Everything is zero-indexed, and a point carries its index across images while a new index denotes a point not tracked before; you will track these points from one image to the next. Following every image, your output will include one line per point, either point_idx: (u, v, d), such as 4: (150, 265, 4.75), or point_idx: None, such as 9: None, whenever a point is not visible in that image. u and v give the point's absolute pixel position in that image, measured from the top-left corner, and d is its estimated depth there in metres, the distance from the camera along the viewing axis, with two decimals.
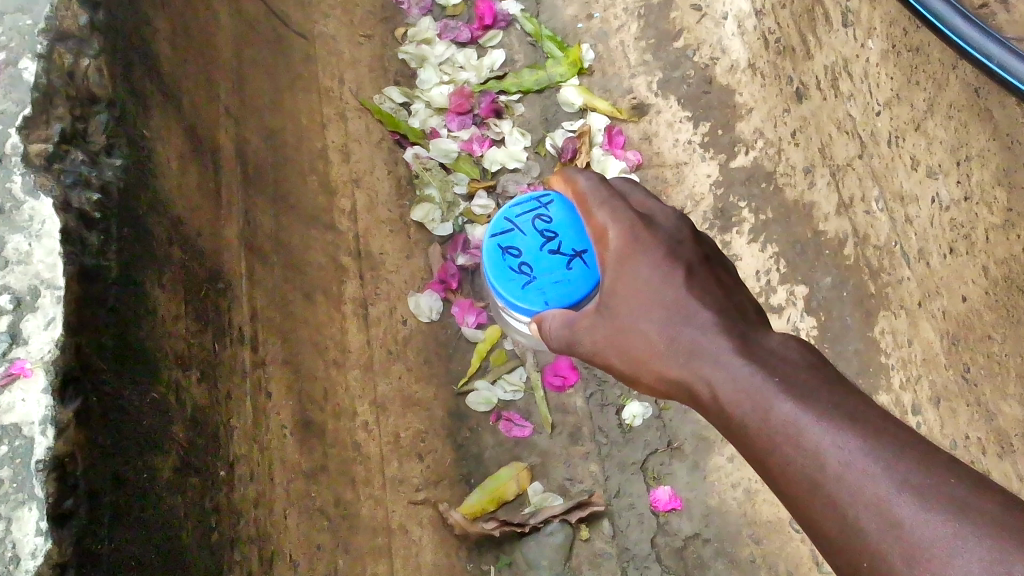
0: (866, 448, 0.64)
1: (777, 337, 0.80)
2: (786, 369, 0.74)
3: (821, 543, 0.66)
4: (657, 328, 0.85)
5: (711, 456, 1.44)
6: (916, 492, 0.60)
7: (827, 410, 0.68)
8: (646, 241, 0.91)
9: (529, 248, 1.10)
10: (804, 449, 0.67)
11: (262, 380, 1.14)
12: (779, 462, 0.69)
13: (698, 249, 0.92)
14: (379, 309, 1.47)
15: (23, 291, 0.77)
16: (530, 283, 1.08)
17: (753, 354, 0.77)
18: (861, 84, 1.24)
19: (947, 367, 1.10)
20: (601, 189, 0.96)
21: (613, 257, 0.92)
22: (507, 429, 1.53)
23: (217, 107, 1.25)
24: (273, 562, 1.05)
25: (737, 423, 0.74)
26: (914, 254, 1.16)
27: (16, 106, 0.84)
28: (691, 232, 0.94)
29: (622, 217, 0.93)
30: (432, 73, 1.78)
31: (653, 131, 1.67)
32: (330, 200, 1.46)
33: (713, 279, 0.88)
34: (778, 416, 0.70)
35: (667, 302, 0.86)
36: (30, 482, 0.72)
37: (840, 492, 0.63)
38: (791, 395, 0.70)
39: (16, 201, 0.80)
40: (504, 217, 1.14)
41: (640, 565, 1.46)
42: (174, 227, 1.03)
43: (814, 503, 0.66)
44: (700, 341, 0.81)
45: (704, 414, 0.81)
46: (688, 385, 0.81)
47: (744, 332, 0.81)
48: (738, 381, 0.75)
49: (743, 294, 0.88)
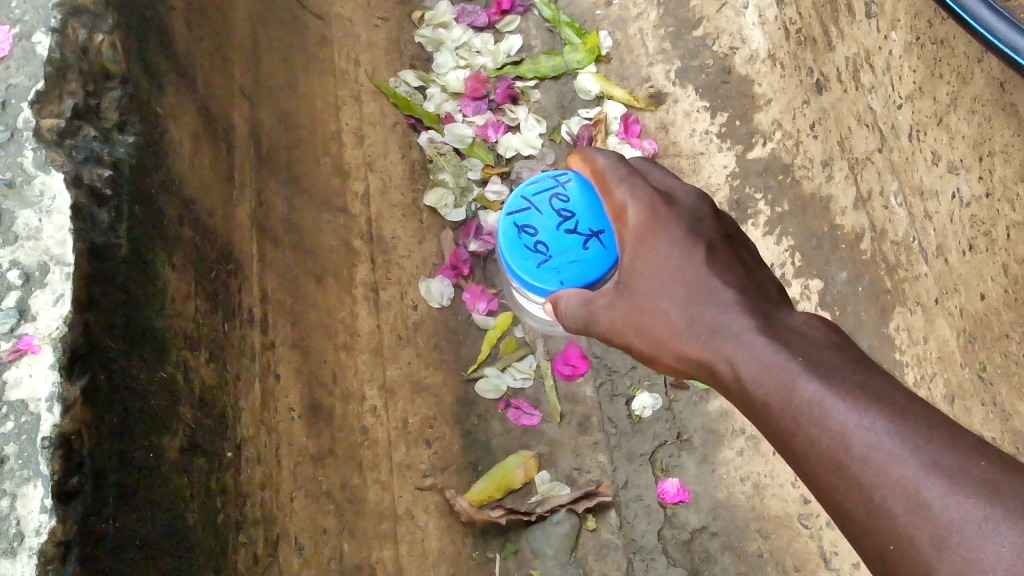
0: (894, 429, 0.63)
1: (799, 316, 0.79)
2: (810, 348, 0.73)
3: (846, 525, 0.65)
4: (677, 308, 0.84)
5: (720, 449, 1.44)
6: (945, 474, 0.59)
7: (852, 389, 0.67)
8: (665, 219, 0.91)
9: (546, 228, 1.07)
10: (829, 430, 0.66)
11: (271, 362, 1.14)
12: (803, 443, 0.69)
13: (718, 228, 0.92)
14: (389, 293, 1.46)
15: (32, 266, 0.77)
16: (546, 263, 1.07)
17: (776, 332, 0.76)
18: (883, 76, 1.20)
19: (963, 365, 1.09)
20: (619, 167, 0.97)
21: (633, 235, 0.92)
22: (516, 417, 1.52)
23: (232, 87, 1.24)
24: (278, 545, 1.05)
25: (760, 403, 0.74)
26: (932, 250, 1.13)
27: (29, 80, 0.83)
28: (711, 209, 0.94)
29: (642, 194, 0.93)
30: (448, 57, 1.76)
31: (670, 120, 1.66)
32: (343, 183, 1.45)
33: (734, 258, 0.88)
34: (801, 396, 0.69)
35: (688, 282, 0.85)
36: (35, 459, 0.71)
37: (866, 473, 0.63)
38: (815, 374, 0.70)
39: (27, 175, 0.80)
40: (522, 194, 1.11)
41: (646, 557, 1.45)
42: (185, 206, 1.02)
43: (838, 485, 0.65)
44: (722, 319, 0.80)
45: (726, 394, 0.80)
46: (709, 364, 0.80)
47: (766, 311, 0.80)
48: (761, 360, 0.74)
49: (765, 272, 0.88)
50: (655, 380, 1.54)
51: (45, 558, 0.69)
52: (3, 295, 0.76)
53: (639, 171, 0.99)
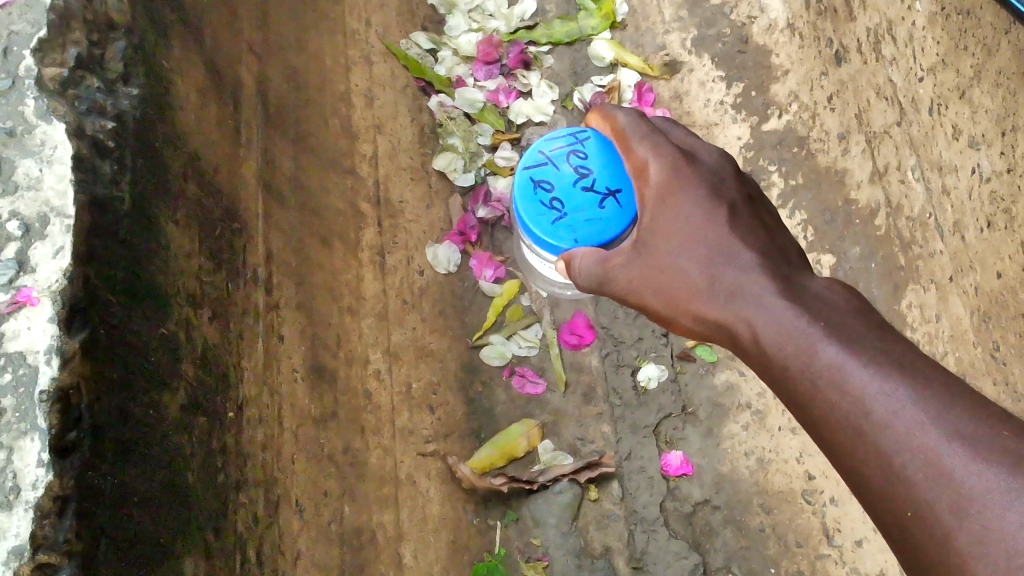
0: (916, 396, 0.62)
1: (821, 281, 0.78)
2: (831, 312, 0.72)
3: (863, 492, 0.65)
4: (698, 268, 0.84)
5: (725, 423, 1.43)
6: (966, 442, 0.59)
7: (873, 355, 0.67)
8: (688, 179, 0.88)
9: (562, 184, 1.03)
10: (849, 395, 0.66)
11: (275, 322, 1.13)
12: (822, 408, 0.68)
13: (740, 190, 0.90)
14: (396, 257, 1.45)
15: (32, 218, 0.75)
16: (560, 220, 1.03)
17: (797, 296, 0.75)
18: (905, 48, 1.16)
19: (975, 344, 1.07)
20: (641, 124, 0.94)
21: (654, 193, 0.89)
22: (520, 385, 1.52)
23: (240, 43, 1.22)
24: (278, 506, 1.05)
25: (778, 367, 0.73)
26: (949, 226, 1.11)
27: (31, 27, 0.81)
28: (734, 170, 0.92)
29: (665, 151, 0.90)
30: (460, 20, 1.73)
31: (684, 89, 1.63)
32: (351, 144, 1.43)
33: (756, 220, 0.87)
34: (821, 359, 0.69)
35: (709, 242, 0.84)
36: (33, 413, 0.70)
37: (886, 439, 0.63)
38: (836, 338, 0.69)
39: (28, 125, 0.78)
40: (536, 149, 1.06)
41: (647, 528, 1.44)
42: (190, 162, 1.01)
43: (857, 451, 0.65)
44: (743, 281, 0.80)
45: (744, 357, 0.80)
46: (728, 327, 0.80)
47: (788, 274, 0.79)
48: (781, 323, 0.74)
49: (785, 235, 0.87)
50: (661, 351, 1.52)
51: (41, 513, 0.68)
52: (3, 246, 0.75)
53: (660, 130, 0.96)
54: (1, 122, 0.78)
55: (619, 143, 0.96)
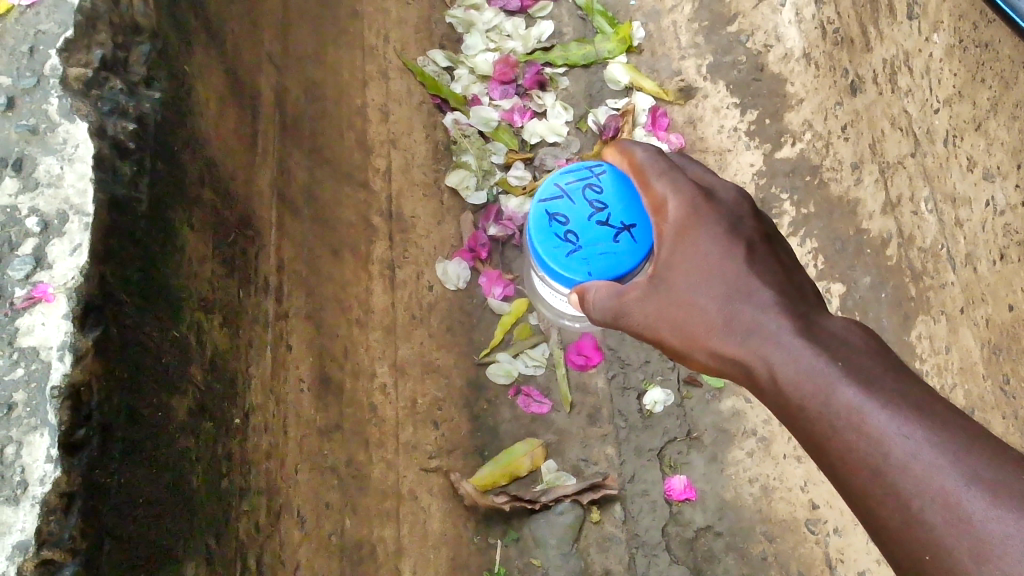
0: (935, 439, 0.62)
1: (838, 319, 0.78)
2: (848, 352, 0.72)
3: (880, 535, 0.65)
4: (714, 304, 0.84)
5: (730, 449, 1.41)
6: (987, 487, 0.58)
7: (892, 397, 0.66)
8: (706, 216, 0.88)
9: (578, 217, 1.03)
10: (867, 436, 0.66)
11: (284, 331, 1.13)
12: (839, 448, 0.68)
13: (759, 227, 0.89)
14: (406, 272, 1.45)
15: (51, 214, 0.76)
16: (575, 253, 1.02)
17: (814, 334, 0.75)
18: (921, 79, 1.16)
19: (985, 377, 1.07)
20: (659, 161, 0.94)
21: (672, 229, 0.90)
22: (525, 404, 1.52)
23: (260, 52, 1.23)
24: (280, 515, 1.04)
25: (795, 406, 0.73)
26: (961, 258, 1.10)
27: (58, 27, 0.81)
28: (752, 208, 0.91)
29: (683, 188, 0.91)
30: (478, 39, 1.75)
31: (698, 115, 1.64)
32: (365, 158, 1.44)
33: (774, 259, 0.86)
34: (839, 400, 0.69)
35: (727, 279, 0.84)
36: (44, 408, 0.70)
37: (905, 482, 0.62)
38: (854, 379, 0.69)
39: (51, 123, 0.79)
40: (553, 181, 1.06)
41: (648, 553, 1.44)
42: (207, 167, 1.01)
43: (874, 492, 0.65)
44: (761, 319, 0.80)
45: (759, 394, 0.80)
46: (745, 363, 0.80)
47: (806, 312, 0.79)
48: (798, 362, 0.73)
49: (803, 276, 0.86)
50: (668, 375, 1.52)
51: (47, 508, 0.68)
52: (21, 241, 0.75)
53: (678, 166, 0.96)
54: (23, 119, 0.79)
55: (637, 179, 0.96)
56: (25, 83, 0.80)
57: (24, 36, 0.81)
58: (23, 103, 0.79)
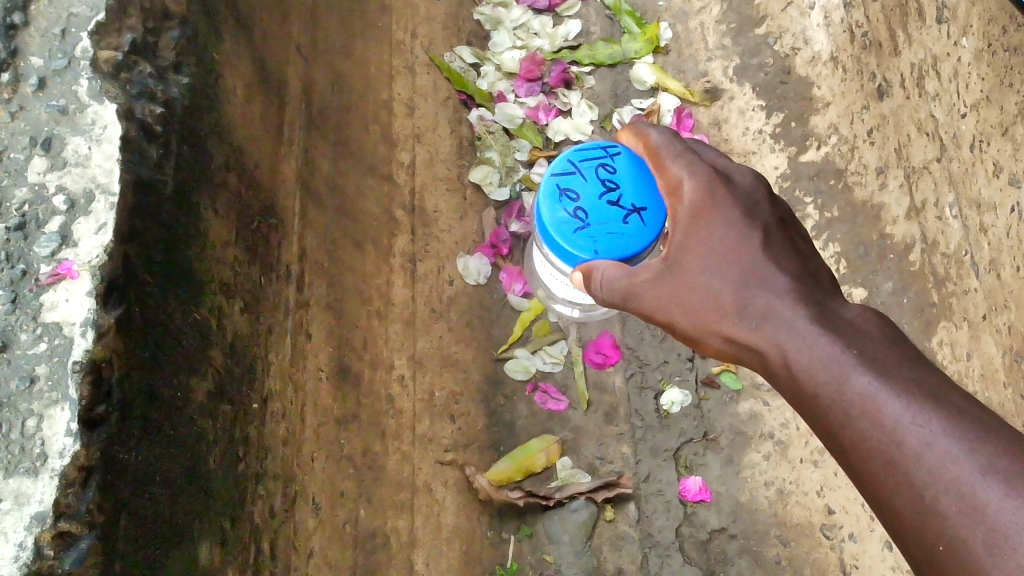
0: (950, 428, 0.62)
1: (855, 306, 0.77)
2: (864, 340, 0.72)
3: (892, 523, 0.65)
4: (730, 288, 0.83)
5: (746, 452, 1.41)
6: (1003, 477, 0.58)
7: (906, 385, 0.66)
8: (723, 199, 0.88)
9: (588, 195, 1.03)
10: (882, 426, 0.65)
11: (304, 319, 1.14)
12: (853, 436, 0.68)
13: (775, 212, 0.89)
14: (427, 266, 1.46)
15: (78, 193, 0.77)
16: (582, 230, 1.02)
17: (829, 322, 0.75)
18: (949, 84, 1.16)
19: (1006, 385, 1.06)
20: (674, 143, 0.95)
21: (687, 211, 0.90)
22: (542, 400, 1.52)
23: (287, 42, 1.24)
24: (295, 501, 1.05)
25: (809, 393, 0.73)
26: (985, 264, 1.10)
27: (90, 11, 0.82)
28: (768, 190, 0.91)
29: (699, 169, 0.91)
30: (505, 36, 1.76)
31: (723, 116, 1.63)
32: (390, 151, 1.45)
33: (789, 243, 0.86)
34: (853, 389, 0.68)
35: (742, 264, 0.84)
36: (65, 382, 0.71)
37: (919, 472, 0.62)
38: (869, 368, 0.69)
39: (81, 104, 0.80)
40: (567, 158, 1.06)
41: (661, 552, 1.43)
42: (233, 154, 1.02)
43: (888, 482, 0.65)
44: (775, 305, 0.79)
45: (774, 382, 0.80)
46: (759, 349, 0.80)
47: (821, 299, 0.79)
48: (813, 349, 0.73)
49: (816, 259, 0.86)
50: (686, 375, 1.51)
51: (66, 481, 0.69)
52: (47, 219, 0.76)
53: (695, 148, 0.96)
54: (54, 100, 0.80)
55: (653, 160, 0.97)
56: (56, 64, 0.81)
57: (57, 19, 0.82)
58: (54, 84, 0.81)
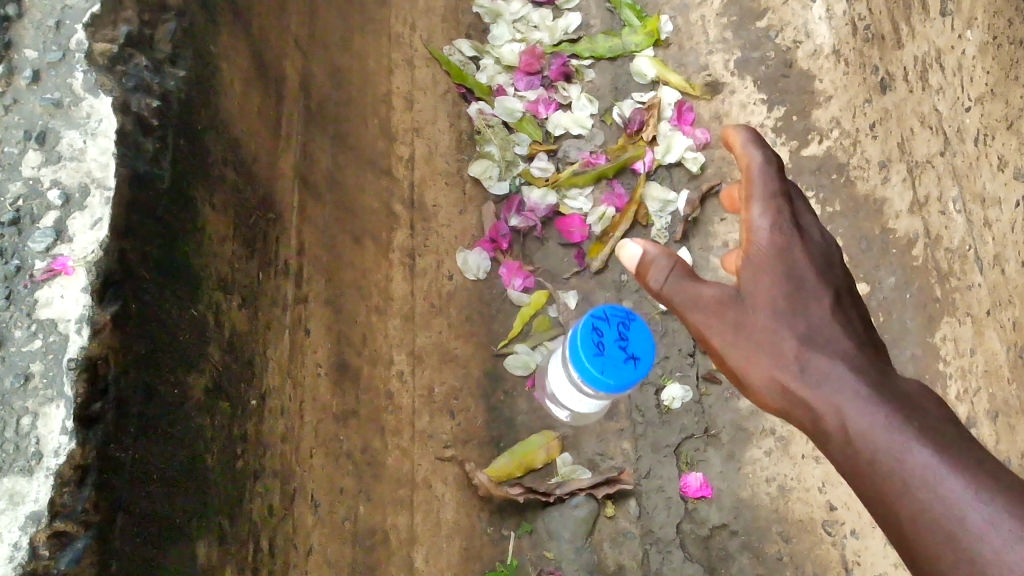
0: (1017, 514, 0.62)
1: (915, 385, 0.77)
2: (927, 418, 0.71)
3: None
4: (795, 340, 0.81)
5: (747, 448, 1.40)
6: None
7: (973, 467, 0.66)
8: (801, 246, 0.85)
9: (608, 330, 1.14)
10: (944, 501, 0.65)
11: (302, 315, 1.13)
12: (910, 508, 0.67)
13: (843, 281, 0.88)
14: (426, 261, 1.45)
15: (73, 188, 0.76)
16: (594, 353, 1.12)
17: (895, 393, 0.75)
18: (953, 77, 1.15)
19: (1011, 381, 1.07)
20: (771, 167, 0.87)
21: (764, 248, 0.85)
22: (542, 396, 1.51)
23: (285, 35, 1.22)
24: (293, 498, 1.04)
25: (865, 461, 0.72)
26: (988, 259, 1.10)
27: (85, 2, 0.81)
28: (839, 254, 0.90)
29: (786, 224, 0.86)
30: (505, 29, 1.73)
31: (724, 110, 1.60)
32: (389, 145, 1.44)
33: (854, 316, 0.85)
34: (915, 462, 0.68)
35: (807, 313, 0.82)
36: (60, 379, 0.70)
37: (982, 552, 0.62)
38: (933, 444, 0.68)
39: (76, 96, 0.79)
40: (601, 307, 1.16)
41: (663, 549, 1.43)
42: (231, 148, 1.01)
43: (945, 557, 0.64)
44: (837, 368, 0.78)
45: (819, 447, 0.78)
46: (812, 414, 0.78)
47: (883, 371, 0.78)
48: (875, 419, 0.73)
49: (870, 332, 0.85)
50: (687, 371, 1.51)
51: (61, 480, 0.68)
52: (42, 214, 0.75)
53: (786, 186, 0.90)
54: (48, 93, 0.79)
55: (743, 187, 0.89)
56: (51, 57, 0.80)
57: (51, 11, 0.81)
58: (48, 77, 0.79)
